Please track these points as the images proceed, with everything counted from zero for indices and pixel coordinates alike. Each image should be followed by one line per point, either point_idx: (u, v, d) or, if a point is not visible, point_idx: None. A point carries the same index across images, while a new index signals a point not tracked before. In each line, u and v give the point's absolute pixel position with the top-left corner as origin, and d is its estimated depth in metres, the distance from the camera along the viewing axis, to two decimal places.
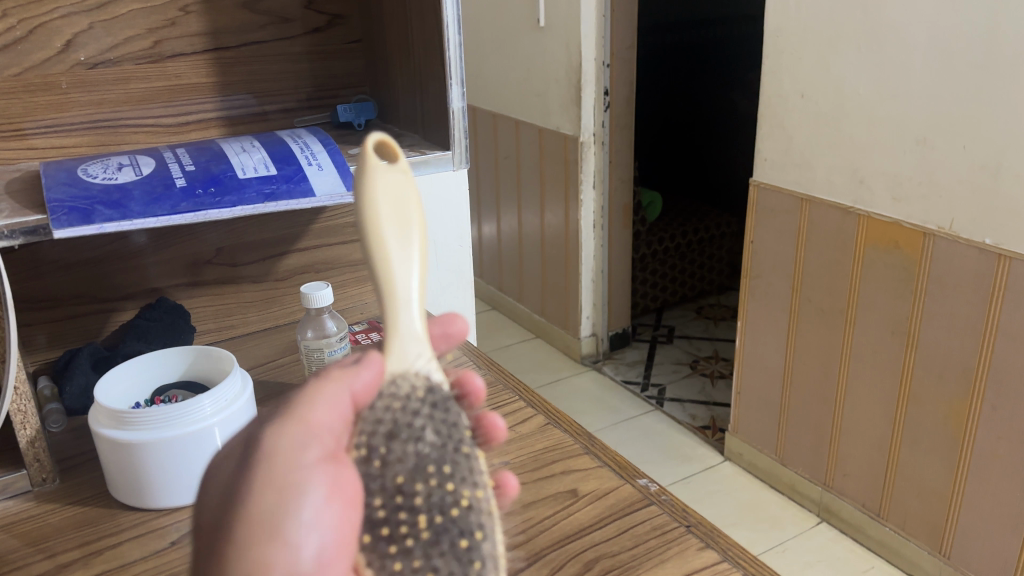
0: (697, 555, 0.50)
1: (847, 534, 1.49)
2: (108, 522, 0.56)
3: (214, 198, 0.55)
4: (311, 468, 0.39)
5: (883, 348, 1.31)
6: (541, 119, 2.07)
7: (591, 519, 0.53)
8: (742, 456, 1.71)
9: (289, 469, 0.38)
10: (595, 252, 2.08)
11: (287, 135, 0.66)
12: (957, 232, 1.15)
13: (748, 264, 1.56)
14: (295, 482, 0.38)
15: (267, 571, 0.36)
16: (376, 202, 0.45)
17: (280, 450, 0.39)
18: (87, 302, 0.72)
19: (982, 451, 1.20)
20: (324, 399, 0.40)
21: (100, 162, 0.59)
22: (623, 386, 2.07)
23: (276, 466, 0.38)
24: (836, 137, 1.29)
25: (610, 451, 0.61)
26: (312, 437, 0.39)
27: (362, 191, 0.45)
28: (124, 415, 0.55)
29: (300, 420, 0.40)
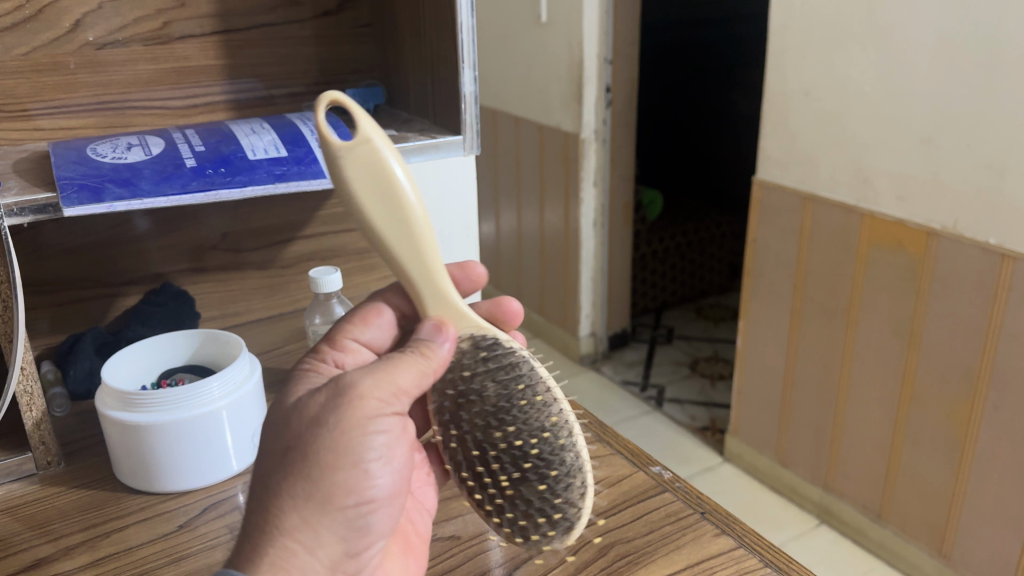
0: (712, 542, 0.50)
1: (847, 536, 1.49)
2: (114, 505, 0.56)
3: (224, 178, 0.55)
4: (387, 422, 0.46)
5: (886, 348, 1.31)
6: (542, 116, 2.06)
7: (604, 506, 0.53)
8: (742, 456, 1.70)
9: (373, 413, 0.46)
10: (595, 251, 2.08)
11: (297, 118, 0.65)
12: (960, 232, 1.15)
13: (750, 262, 1.55)
14: (378, 429, 0.46)
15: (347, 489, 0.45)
16: (352, 182, 0.47)
17: (370, 402, 0.45)
18: (91, 286, 0.71)
19: (984, 452, 1.19)
20: (410, 370, 0.47)
21: (109, 142, 0.59)
22: (621, 386, 2.06)
23: (366, 410, 0.45)
24: (840, 135, 1.29)
25: (622, 439, 0.61)
26: (391, 398, 0.47)
27: (340, 178, 0.47)
28: (133, 397, 0.54)
29: (386, 379, 0.46)
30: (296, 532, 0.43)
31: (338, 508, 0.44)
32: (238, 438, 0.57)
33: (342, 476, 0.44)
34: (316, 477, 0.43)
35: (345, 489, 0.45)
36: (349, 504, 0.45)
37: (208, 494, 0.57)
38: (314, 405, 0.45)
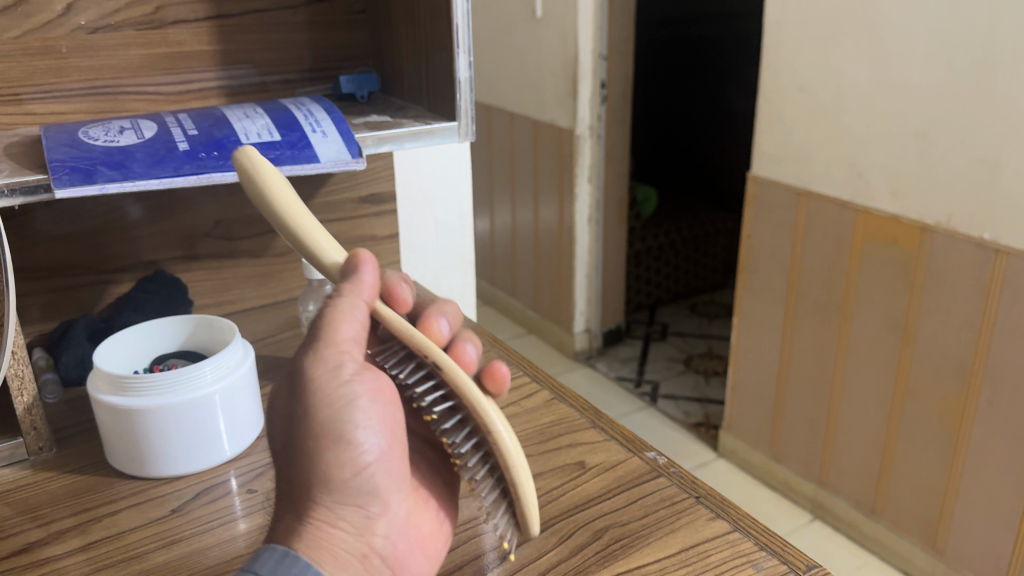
0: (707, 526, 0.49)
1: (841, 531, 1.49)
2: (105, 491, 0.55)
3: (217, 162, 0.54)
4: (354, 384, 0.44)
5: (880, 342, 1.31)
6: (536, 112, 2.06)
7: (598, 491, 0.53)
8: (737, 453, 1.70)
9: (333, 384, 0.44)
10: (589, 247, 2.07)
11: (290, 103, 0.65)
12: (954, 227, 1.15)
13: (744, 257, 1.55)
14: (348, 397, 0.43)
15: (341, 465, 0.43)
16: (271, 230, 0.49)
17: (324, 376, 0.43)
18: (82, 273, 0.71)
19: (977, 446, 1.20)
20: (345, 325, 0.45)
21: (101, 126, 0.58)
22: (616, 383, 2.06)
23: (324, 385, 0.43)
24: (835, 130, 1.29)
25: (617, 425, 0.61)
26: (347, 362, 0.44)
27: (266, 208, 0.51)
28: (125, 381, 0.54)
29: (333, 347, 0.44)
30: (323, 516, 0.43)
31: (340, 488, 0.43)
32: (231, 423, 0.57)
33: (333, 455, 0.43)
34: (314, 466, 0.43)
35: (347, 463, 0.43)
36: (358, 474, 0.43)
37: (200, 479, 0.56)
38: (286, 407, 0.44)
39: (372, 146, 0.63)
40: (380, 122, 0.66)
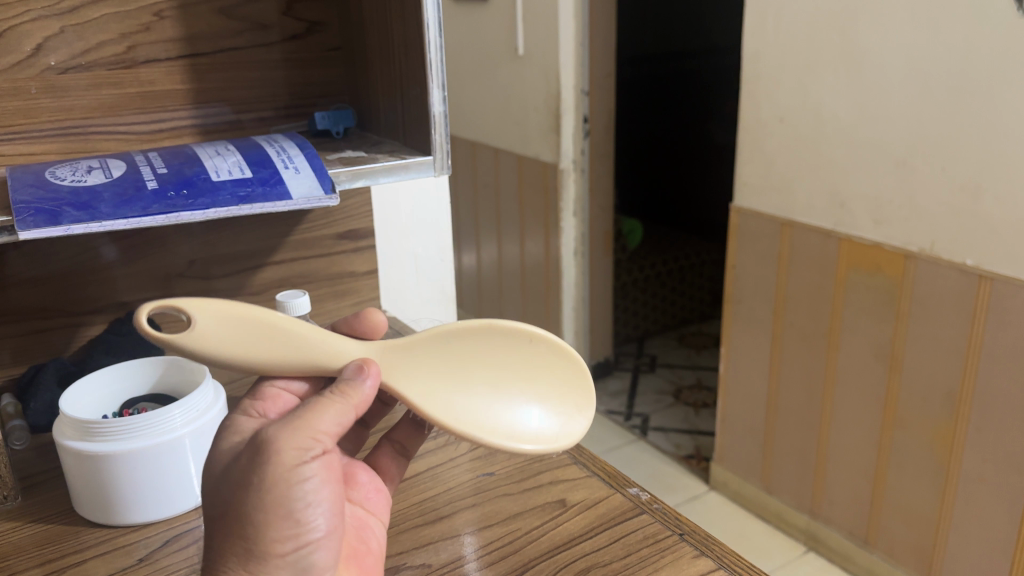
0: (691, 564, 0.48)
1: (836, 563, 1.47)
2: (71, 540, 0.53)
3: (186, 200, 0.53)
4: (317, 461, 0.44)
5: (865, 371, 1.31)
6: (520, 147, 2.06)
7: (580, 530, 0.52)
8: (728, 485, 1.68)
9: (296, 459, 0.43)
10: (576, 281, 2.07)
11: (263, 140, 0.64)
12: (937, 254, 1.15)
13: (729, 288, 1.55)
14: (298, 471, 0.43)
15: (282, 537, 0.43)
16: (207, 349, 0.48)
17: (289, 452, 0.43)
18: (53, 316, 0.69)
19: (967, 474, 1.19)
20: (324, 412, 0.45)
21: (69, 166, 0.58)
22: (606, 416, 2.04)
23: (286, 461, 0.43)
24: (817, 160, 1.30)
25: (599, 461, 0.60)
26: (313, 443, 0.44)
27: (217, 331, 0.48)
28: (90, 427, 0.52)
29: (306, 428, 0.44)
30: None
31: (275, 558, 0.43)
32: (201, 467, 0.56)
33: (271, 526, 0.42)
34: (249, 533, 0.42)
35: (283, 539, 0.43)
36: (286, 553, 0.43)
37: (170, 525, 0.55)
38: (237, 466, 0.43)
39: (347, 182, 0.62)
40: (355, 157, 0.66)
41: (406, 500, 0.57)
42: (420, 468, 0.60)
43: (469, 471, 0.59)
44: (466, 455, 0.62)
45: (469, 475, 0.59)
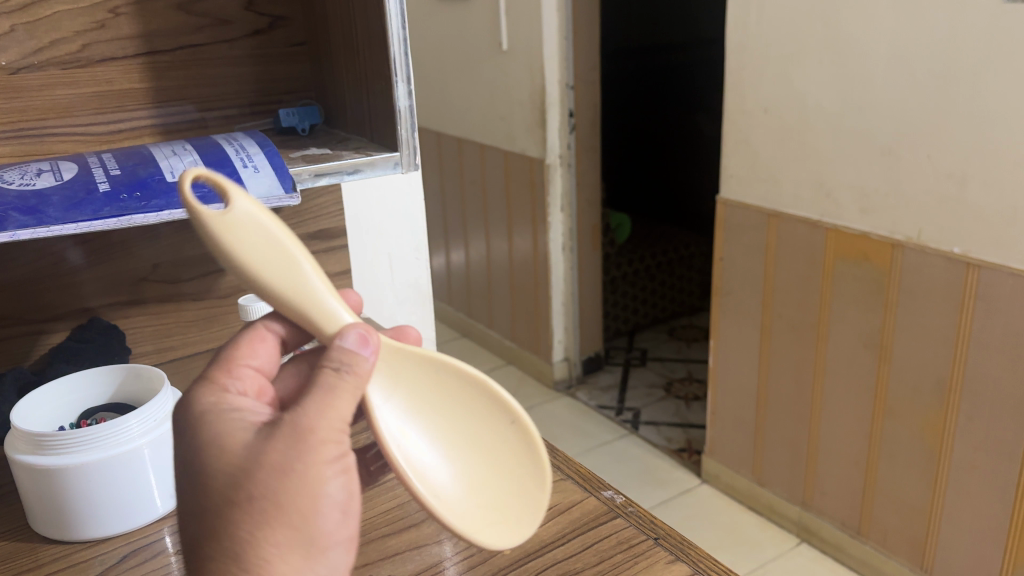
0: (665, 569, 0.46)
1: (829, 554, 1.45)
2: (26, 558, 0.52)
3: (139, 203, 0.51)
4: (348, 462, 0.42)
5: (855, 362, 1.29)
6: (506, 143, 2.04)
7: (552, 536, 0.50)
8: (720, 477, 1.67)
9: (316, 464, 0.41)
10: (565, 276, 2.05)
11: (222, 138, 0.62)
12: (925, 242, 1.14)
13: (717, 281, 1.53)
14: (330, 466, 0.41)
15: (316, 531, 0.41)
16: None
17: (323, 443, 0.41)
18: (11, 324, 0.67)
19: (959, 463, 1.18)
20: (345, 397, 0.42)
21: (18, 169, 0.55)
22: (597, 411, 2.03)
23: (320, 451, 0.41)
24: (802, 151, 1.28)
25: (573, 463, 0.58)
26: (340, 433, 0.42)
27: None
28: (41, 440, 0.50)
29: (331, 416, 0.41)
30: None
31: (317, 550, 0.41)
32: (162, 478, 0.54)
33: (315, 519, 0.41)
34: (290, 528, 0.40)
35: (320, 533, 0.41)
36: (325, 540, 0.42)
37: (130, 539, 0.53)
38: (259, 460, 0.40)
39: (309, 180, 0.60)
40: (318, 154, 0.64)
41: (373, 508, 0.54)
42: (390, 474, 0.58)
43: None
44: None
45: None
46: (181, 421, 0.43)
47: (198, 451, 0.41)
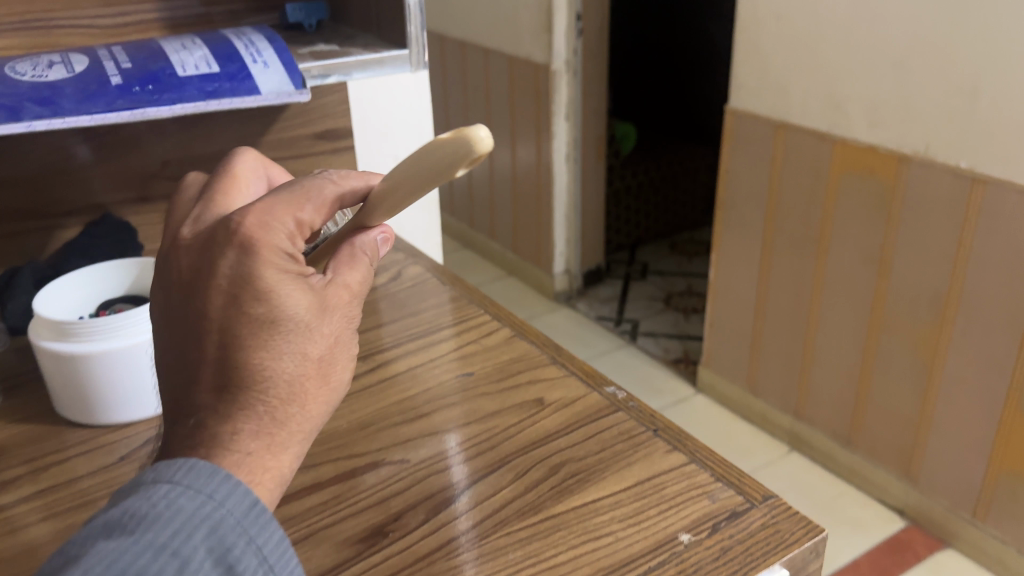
0: (664, 458, 0.49)
1: (818, 462, 1.50)
2: (52, 439, 0.54)
3: (151, 96, 0.52)
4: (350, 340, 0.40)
5: (855, 275, 1.31)
6: (511, 48, 2.01)
7: (556, 427, 0.52)
8: (714, 387, 1.71)
9: (340, 320, 0.39)
10: (569, 186, 2.05)
11: (231, 34, 0.61)
12: (932, 156, 1.14)
13: (722, 193, 1.53)
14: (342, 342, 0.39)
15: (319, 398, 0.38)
16: None
17: (341, 320, 0.39)
18: (26, 217, 0.68)
19: (950, 375, 1.20)
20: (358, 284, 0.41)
21: (29, 60, 0.55)
22: (596, 322, 2.05)
23: (338, 327, 0.39)
24: (814, 61, 1.26)
25: (578, 361, 0.60)
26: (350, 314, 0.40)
27: None
28: (65, 326, 0.52)
29: (350, 299, 0.40)
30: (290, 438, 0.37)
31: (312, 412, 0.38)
32: None
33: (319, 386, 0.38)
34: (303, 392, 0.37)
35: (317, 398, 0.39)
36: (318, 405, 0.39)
37: (150, 425, 0.55)
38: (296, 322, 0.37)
39: (319, 77, 0.60)
40: (327, 51, 0.63)
41: (384, 399, 0.56)
42: (400, 368, 0.60)
43: (450, 371, 0.59)
44: (449, 354, 0.62)
45: (449, 375, 0.59)
46: (210, 257, 0.37)
47: (225, 293, 0.36)
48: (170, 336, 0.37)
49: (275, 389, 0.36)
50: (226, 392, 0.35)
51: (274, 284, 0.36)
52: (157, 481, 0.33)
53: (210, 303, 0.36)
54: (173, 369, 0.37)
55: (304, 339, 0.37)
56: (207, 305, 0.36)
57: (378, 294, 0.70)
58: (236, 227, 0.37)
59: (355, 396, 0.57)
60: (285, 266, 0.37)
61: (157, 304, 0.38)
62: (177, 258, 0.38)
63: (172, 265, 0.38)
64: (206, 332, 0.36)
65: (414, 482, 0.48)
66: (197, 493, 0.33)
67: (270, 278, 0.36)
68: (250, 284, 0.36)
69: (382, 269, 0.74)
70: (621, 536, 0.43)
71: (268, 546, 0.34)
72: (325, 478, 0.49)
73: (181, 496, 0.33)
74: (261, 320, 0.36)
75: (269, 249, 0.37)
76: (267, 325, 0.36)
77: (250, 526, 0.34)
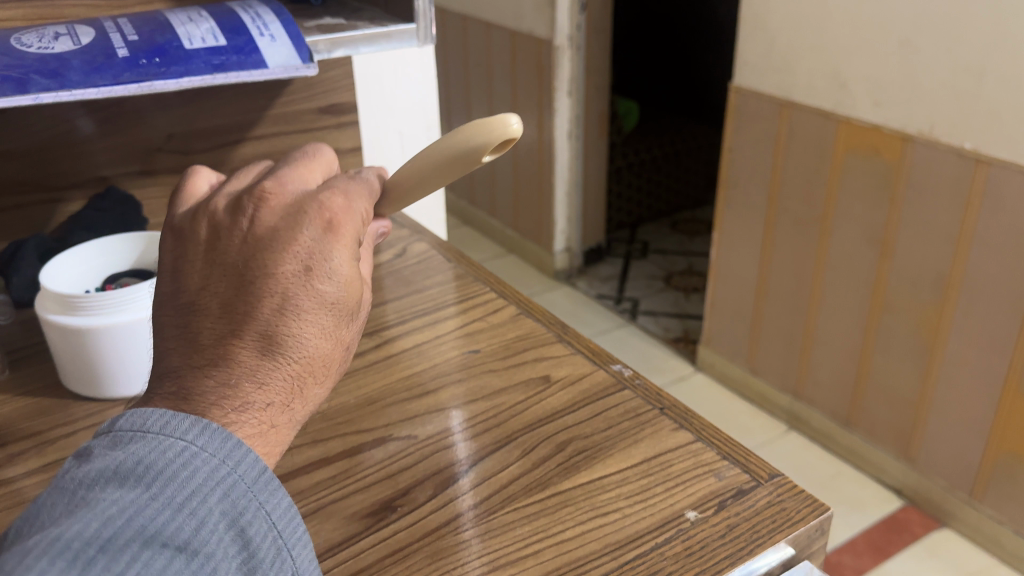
0: (671, 436, 0.49)
1: (816, 442, 1.51)
2: (59, 413, 0.54)
3: (159, 69, 0.51)
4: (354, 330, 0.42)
5: (857, 255, 1.30)
6: (514, 23, 1.99)
7: (563, 404, 0.52)
8: (714, 366, 1.71)
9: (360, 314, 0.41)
10: (570, 164, 2.04)
11: (237, 6, 0.61)
12: (936, 137, 1.13)
13: (724, 171, 1.52)
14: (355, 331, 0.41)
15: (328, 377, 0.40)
16: None
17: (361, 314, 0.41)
18: (30, 190, 0.68)
19: (950, 356, 1.21)
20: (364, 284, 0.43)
21: (34, 32, 0.55)
22: (596, 300, 2.05)
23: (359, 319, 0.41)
24: (820, 39, 1.25)
25: (584, 339, 0.60)
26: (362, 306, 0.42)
27: None
28: (71, 300, 0.52)
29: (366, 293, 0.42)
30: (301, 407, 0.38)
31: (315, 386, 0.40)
32: None
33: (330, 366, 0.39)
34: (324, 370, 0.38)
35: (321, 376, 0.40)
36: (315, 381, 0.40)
37: None
38: (344, 305, 0.38)
39: (325, 51, 0.60)
40: (333, 24, 0.63)
41: (390, 375, 0.57)
42: (406, 344, 0.60)
43: (456, 348, 0.59)
44: (454, 331, 0.62)
45: (456, 352, 0.59)
46: (287, 221, 0.37)
47: (297, 260, 0.37)
48: (214, 275, 0.37)
49: (310, 362, 0.37)
50: (275, 352, 0.36)
51: (344, 270, 0.38)
52: (169, 434, 0.34)
53: (283, 265, 0.36)
54: (207, 311, 0.36)
55: (344, 325, 0.39)
56: (278, 267, 0.36)
57: (383, 270, 0.70)
58: (325, 204, 0.38)
59: (362, 372, 0.57)
60: (353, 253, 0.39)
61: (204, 241, 0.38)
62: (251, 204, 0.38)
63: (240, 210, 0.38)
64: (267, 289, 0.36)
65: (421, 458, 0.48)
66: (211, 457, 0.34)
67: (340, 262, 0.38)
68: (326, 263, 0.37)
69: (387, 246, 0.74)
70: (628, 513, 0.43)
71: (276, 515, 0.34)
72: (332, 453, 0.49)
73: (196, 458, 0.33)
74: (325, 298, 0.37)
75: (345, 235, 0.38)
76: (326, 302, 0.37)
77: (259, 492, 0.35)
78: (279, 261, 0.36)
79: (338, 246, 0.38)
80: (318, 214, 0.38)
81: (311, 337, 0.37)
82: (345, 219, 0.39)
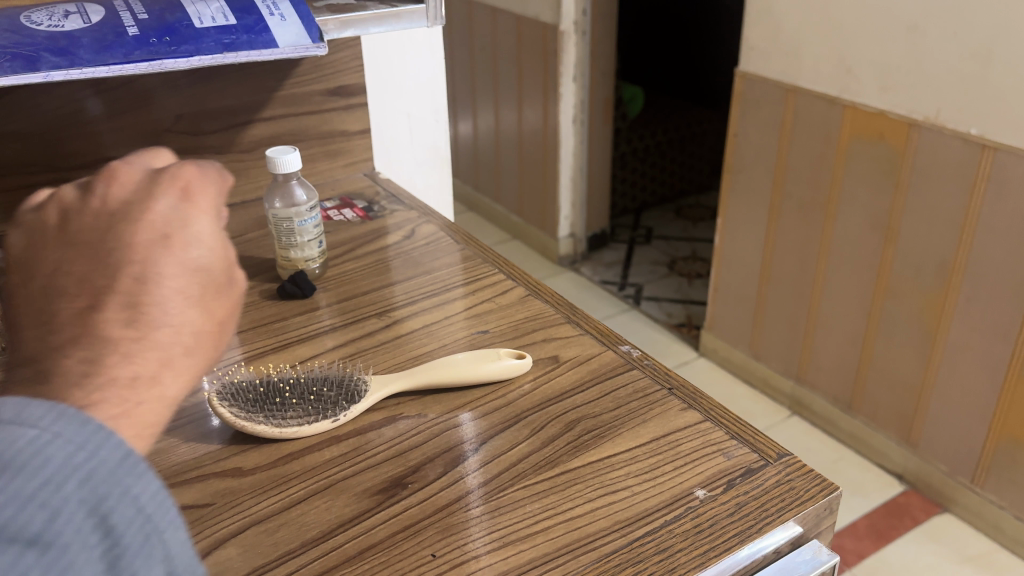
0: (679, 416, 0.49)
1: (818, 427, 1.51)
2: None
3: (169, 48, 0.51)
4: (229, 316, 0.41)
5: (862, 241, 1.30)
6: (519, 7, 1.98)
7: (571, 384, 0.53)
8: (717, 352, 1.71)
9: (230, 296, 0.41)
10: (575, 149, 2.04)
11: None
12: (942, 122, 1.13)
13: (729, 157, 1.52)
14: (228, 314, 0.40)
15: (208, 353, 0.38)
16: None
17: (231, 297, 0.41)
18: (41, 170, 0.67)
19: (954, 342, 1.21)
20: None
21: (45, 10, 0.55)
22: (600, 286, 2.05)
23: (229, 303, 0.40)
24: (826, 23, 1.24)
25: (592, 320, 0.60)
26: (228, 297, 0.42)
27: None
28: None
29: None
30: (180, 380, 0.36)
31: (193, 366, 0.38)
32: None
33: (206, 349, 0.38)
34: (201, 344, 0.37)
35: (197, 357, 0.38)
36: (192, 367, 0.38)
37: None
38: (211, 270, 0.38)
39: (335, 31, 0.60)
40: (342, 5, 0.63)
41: (399, 354, 0.57)
42: (415, 325, 0.60)
43: (464, 328, 0.59)
44: (462, 312, 0.62)
45: (464, 332, 0.59)
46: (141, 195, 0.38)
47: (157, 226, 0.37)
48: (70, 255, 0.36)
49: (186, 327, 0.36)
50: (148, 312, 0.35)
51: (200, 233, 0.38)
52: (18, 421, 0.28)
53: (140, 233, 0.36)
54: (64, 288, 0.35)
55: (219, 298, 0.38)
56: (135, 234, 0.36)
57: (391, 252, 0.70)
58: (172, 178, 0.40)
59: (371, 352, 0.57)
60: (215, 221, 0.40)
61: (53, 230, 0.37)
62: (99, 184, 0.39)
63: (88, 192, 0.38)
64: (129, 253, 0.36)
65: (430, 436, 0.48)
66: (66, 442, 0.28)
67: (196, 227, 0.38)
68: (182, 229, 0.38)
69: (394, 228, 0.74)
70: (637, 491, 0.44)
71: (145, 500, 0.29)
72: (341, 431, 0.49)
73: (52, 445, 0.28)
74: (188, 260, 0.37)
75: (199, 205, 0.40)
76: (190, 265, 0.37)
77: (127, 476, 0.29)
78: (137, 228, 0.37)
79: (190, 216, 0.39)
80: (168, 189, 0.39)
81: (183, 298, 0.36)
82: (197, 195, 0.40)
